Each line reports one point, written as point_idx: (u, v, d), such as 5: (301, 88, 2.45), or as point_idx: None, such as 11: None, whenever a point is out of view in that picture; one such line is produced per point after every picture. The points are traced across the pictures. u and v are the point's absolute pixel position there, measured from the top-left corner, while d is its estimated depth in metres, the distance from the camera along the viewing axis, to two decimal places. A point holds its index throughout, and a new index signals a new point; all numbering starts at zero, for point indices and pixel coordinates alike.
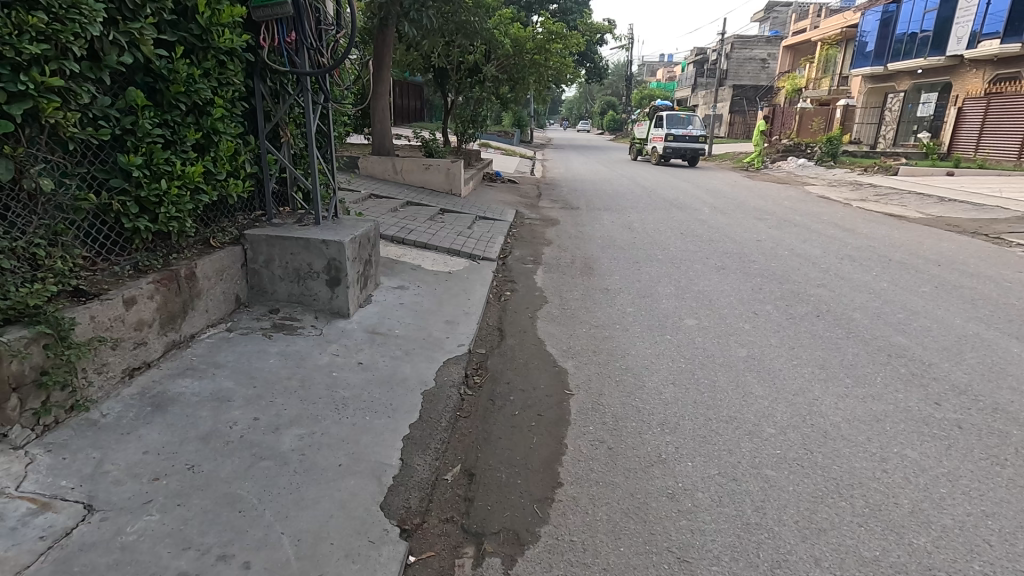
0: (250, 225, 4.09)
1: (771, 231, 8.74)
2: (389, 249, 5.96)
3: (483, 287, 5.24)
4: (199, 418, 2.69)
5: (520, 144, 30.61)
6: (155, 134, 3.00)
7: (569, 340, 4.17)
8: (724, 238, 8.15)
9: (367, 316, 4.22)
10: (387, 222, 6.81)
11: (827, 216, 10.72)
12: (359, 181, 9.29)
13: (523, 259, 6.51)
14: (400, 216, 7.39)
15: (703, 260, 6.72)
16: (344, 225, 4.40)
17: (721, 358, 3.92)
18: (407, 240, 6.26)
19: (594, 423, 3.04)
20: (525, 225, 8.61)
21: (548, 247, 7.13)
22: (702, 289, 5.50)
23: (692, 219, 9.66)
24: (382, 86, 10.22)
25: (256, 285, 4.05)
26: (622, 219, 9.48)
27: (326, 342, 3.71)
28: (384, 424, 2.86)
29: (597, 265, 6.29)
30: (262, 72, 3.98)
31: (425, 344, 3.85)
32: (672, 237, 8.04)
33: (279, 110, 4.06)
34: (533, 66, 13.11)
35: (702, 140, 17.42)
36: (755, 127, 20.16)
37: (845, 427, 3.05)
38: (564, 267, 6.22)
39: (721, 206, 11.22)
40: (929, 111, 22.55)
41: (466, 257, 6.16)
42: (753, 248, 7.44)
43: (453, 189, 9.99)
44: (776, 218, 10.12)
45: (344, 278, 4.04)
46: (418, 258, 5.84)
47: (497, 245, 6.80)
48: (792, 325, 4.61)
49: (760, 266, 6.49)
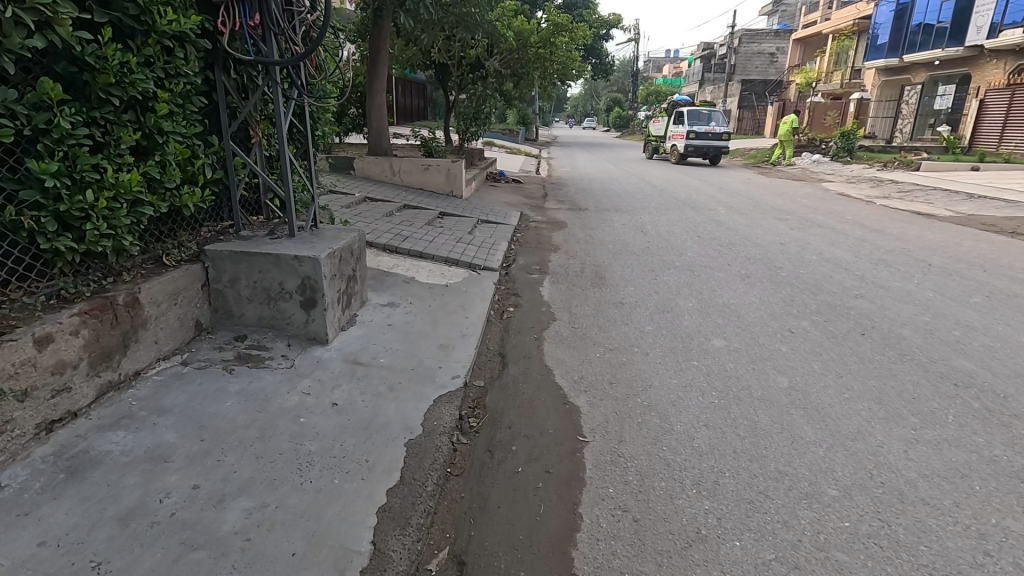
0: (213, 239, 3.56)
1: (794, 233, 8.14)
2: (382, 259, 5.42)
3: (483, 302, 4.69)
4: (122, 489, 2.16)
5: (526, 142, 30.00)
6: (79, 135, 2.48)
7: (581, 368, 3.62)
8: (745, 241, 7.54)
9: (350, 341, 3.69)
10: (381, 228, 6.27)
11: (851, 215, 10.09)
12: (354, 184, 8.74)
13: (528, 268, 5.96)
14: (395, 221, 6.85)
15: (725, 267, 6.13)
16: (323, 236, 3.86)
17: (759, 391, 3.35)
18: (401, 248, 5.72)
19: (615, 483, 2.49)
20: (530, 229, 8.04)
21: (555, 253, 6.57)
22: (728, 303, 4.93)
23: (708, 220, 9.05)
24: (379, 83, 9.63)
25: (221, 307, 3.52)
26: (633, 221, 8.89)
27: (297, 376, 3.17)
28: (355, 490, 2.32)
29: (609, 275, 5.72)
30: (225, 63, 3.45)
31: (414, 377, 3.31)
32: (689, 241, 7.45)
33: (244, 107, 3.51)
34: (537, 61, 12.49)
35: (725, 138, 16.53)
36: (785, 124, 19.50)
37: (923, 487, 2.49)
38: (572, 277, 5.66)
39: (737, 206, 10.59)
40: (948, 103, 21.78)
41: (466, 267, 5.62)
42: (778, 253, 6.85)
43: (454, 191, 9.44)
44: (798, 218, 9.48)
45: (321, 299, 3.51)
46: (413, 270, 5.30)
47: (499, 252, 6.25)
48: (835, 346, 4.03)
49: (788, 274, 5.90)
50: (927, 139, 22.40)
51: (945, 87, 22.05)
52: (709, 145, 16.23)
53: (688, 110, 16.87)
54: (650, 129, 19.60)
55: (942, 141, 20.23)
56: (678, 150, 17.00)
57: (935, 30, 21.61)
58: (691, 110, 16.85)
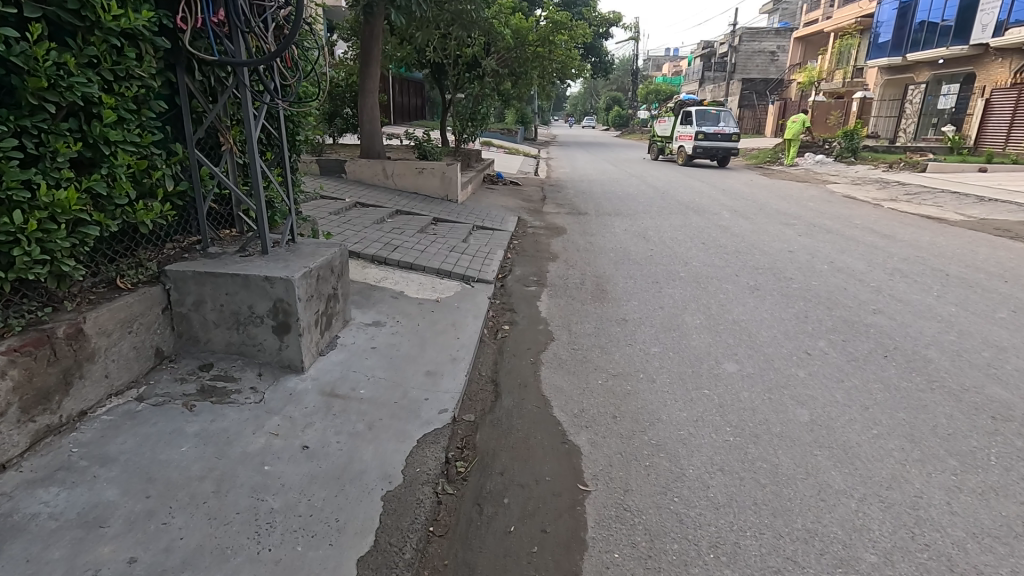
0: (176, 258, 3.24)
1: (802, 240, 7.82)
2: (369, 272, 5.10)
3: (476, 320, 4.36)
4: (44, 565, 1.85)
5: (524, 142, 29.69)
6: (7, 148, 2.16)
7: (582, 399, 3.31)
8: (752, 248, 7.23)
9: (328, 369, 3.36)
10: (369, 237, 5.95)
11: (859, 219, 9.77)
12: (345, 189, 8.41)
13: (525, 280, 5.64)
14: (385, 228, 6.53)
15: (732, 279, 5.81)
16: (299, 252, 3.54)
17: (778, 426, 3.04)
18: (390, 259, 5.39)
19: (621, 547, 2.17)
20: (528, 236, 7.72)
21: (553, 263, 6.25)
22: (738, 320, 4.62)
23: (712, 225, 8.74)
24: (371, 83, 9.30)
25: (186, 333, 3.20)
26: (635, 226, 8.57)
27: (265, 413, 2.85)
28: (320, 560, 2.00)
29: (610, 288, 5.41)
30: (189, 63, 3.13)
31: (396, 413, 2.99)
32: (693, 249, 7.13)
33: (210, 111, 3.19)
34: (536, 59, 12.15)
35: (735, 139, 16.05)
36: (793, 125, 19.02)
37: (973, 550, 2.17)
38: (572, 289, 5.34)
39: (741, 210, 10.27)
40: (952, 103, 21.48)
41: (458, 279, 5.29)
42: (787, 262, 6.54)
43: (449, 195, 9.11)
44: (805, 223, 9.16)
45: (295, 323, 3.18)
46: (402, 283, 4.98)
47: (495, 262, 5.93)
48: (857, 370, 3.72)
49: (800, 286, 5.59)
50: (931, 139, 22.09)
51: (949, 86, 21.75)
52: (717, 146, 15.85)
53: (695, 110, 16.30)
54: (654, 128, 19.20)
55: (947, 141, 19.92)
56: (686, 151, 16.55)
57: (939, 28, 21.30)
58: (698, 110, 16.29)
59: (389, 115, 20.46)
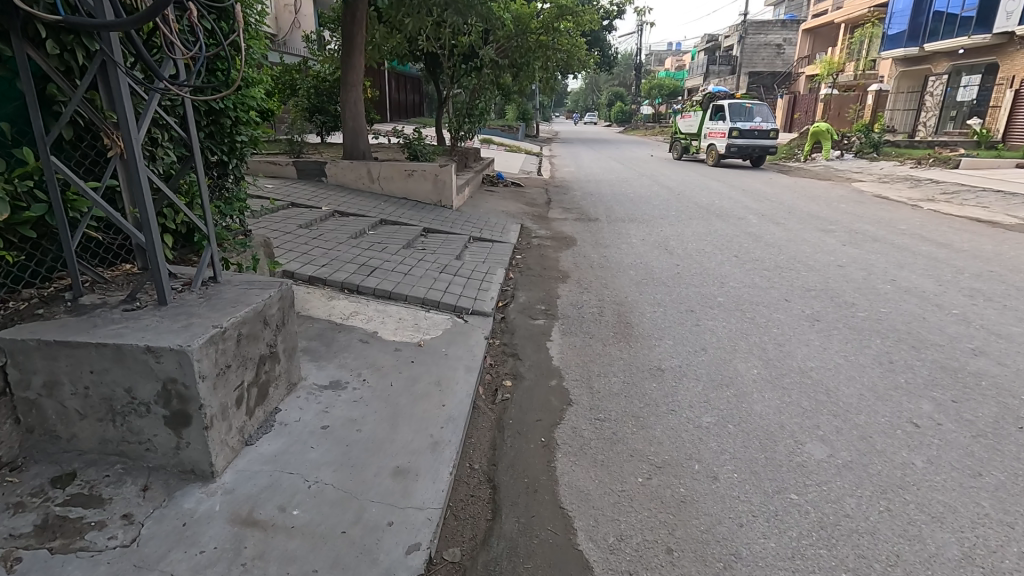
0: (24, 317, 2.23)
1: (849, 251, 6.78)
2: (336, 305, 4.09)
3: (469, 375, 3.34)
4: None
5: (525, 139, 28.62)
6: None
7: (616, 516, 2.28)
8: (795, 263, 6.18)
9: (253, 471, 2.34)
10: (342, 257, 4.94)
11: (903, 224, 8.70)
12: (323, 195, 7.39)
13: (531, 310, 4.60)
14: (364, 244, 5.52)
15: (783, 306, 4.78)
16: (217, 301, 2.51)
17: (919, 569, 2.02)
18: (365, 287, 4.39)
19: None
20: (533, 248, 6.71)
21: (565, 286, 5.22)
22: (807, 370, 3.58)
23: (741, 234, 7.69)
24: (354, 76, 8.26)
25: (38, 426, 2.20)
26: (654, 235, 7.53)
27: (129, 569, 1.82)
28: None
29: (636, 321, 4.37)
30: (32, 29, 2.11)
31: (341, 559, 1.96)
32: (726, 264, 6.09)
33: (70, 99, 2.17)
34: (539, 49, 11.09)
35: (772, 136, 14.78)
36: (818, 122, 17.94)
37: None
38: (590, 323, 4.32)
39: (770, 214, 9.22)
40: (974, 94, 20.40)
41: (448, 313, 4.28)
42: (841, 281, 5.51)
43: (443, 201, 8.07)
44: (845, 229, 8.10)
45: (196, 411, 2.16)
46: (377, 320, 3.98)
47: (495, 287, 4.91)
48: (993, 455, 2.68)
49: (867, 315, 4.57)
50: (955, 133, 20.95)
51: (970, 76, 20.64)
52: (754, 144, 14.59)
53: (727, 104, 14.96)
54: (677, 124, 18.02)
55: (973, 135, 18.80)
56: (716, 150, 15.26)
57: (958, 17, 20.21)
58: (732, 104, 14.90)
59: (386, 112, 19.57)
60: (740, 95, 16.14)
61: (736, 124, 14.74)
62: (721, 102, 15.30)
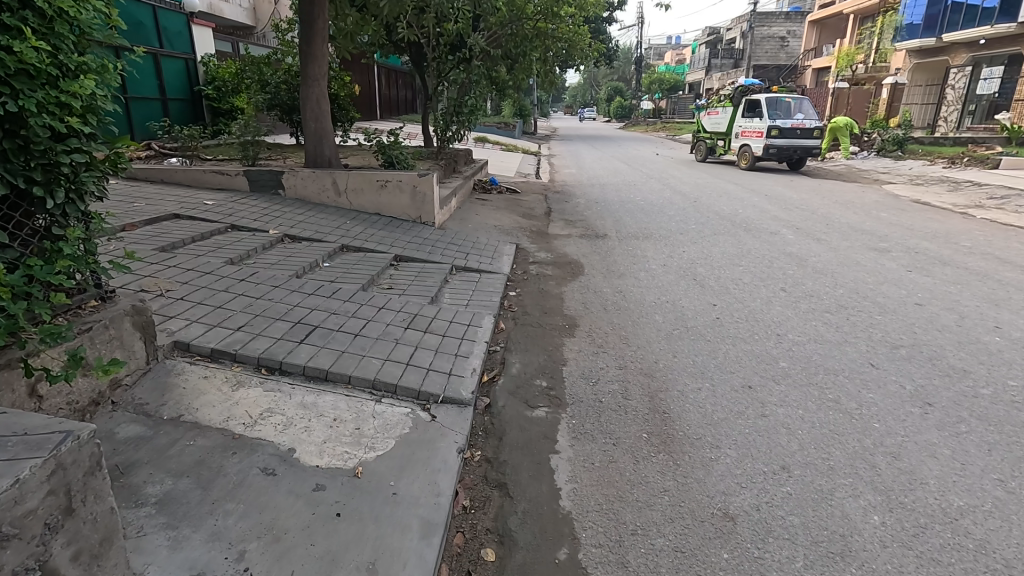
0: None
1: (918, 280, 5.51)
2: (241, 400, 2.79)
3: (425, 547, 2.07)
4: None
5: (522, 136, 27.30)
6: None
7: None
8: (860, 300, 4.91)
9: None
10: (270, 312, 3.64)
11: (965, 239, 7.41)
12: (274, 213, 6.09)
13: (527, 391, 3.29)
14: (307, 285, 4.22)
15: (871, 376, 3.50)
16: None
17: None
18: (290, 365, 3.08)
19: None
20: (530, 279, 5.42)
21: (573, 345, 3.92)
22: (956, 517, 2.30)
23: (781, 256, 6.40)
24: (316, 67, 6.93)
25: None
26: (676, 258, 6.24)
27: None
28: None
29: (675, 413, 3.08)
30: None
31: None
32: (774, 304, 4.81)
33: None
34: (535, 37, 9.84)
35: (815, 134, 13.41)
36: (838, 119, 16.63)
37: None
38: (613, 416, 3.03)
39: (805, 227, 7.95)
40: (994, 87, 19.16)
41: (407, 404, 2.98)
42: (930, 330, 4.24)
43: (422, 216, 6.78)
44: (900, 248, 6.83)
45: None
46: (300, 425, 2.68)
47: (479, 351, 3.61)
48: None
49: (991, 392, 3.29)
50: (978, 128, 19.63)
51: (990, 69, 19.36)
52: (795, 144, 13.18)
53: (764, 98, 13.54)
54: (701, 121, 16.60)
55: (1001, 131, 17.49)
56: (751, 151, 13.89)
57: (980, 6, 18.88)
58: (769, 99, 13.49)
59: (372, 110, 18.19)
60: (775, 90, 14.65)
61: (776, 121, 13.33)
62: (756, 97, 13.89)
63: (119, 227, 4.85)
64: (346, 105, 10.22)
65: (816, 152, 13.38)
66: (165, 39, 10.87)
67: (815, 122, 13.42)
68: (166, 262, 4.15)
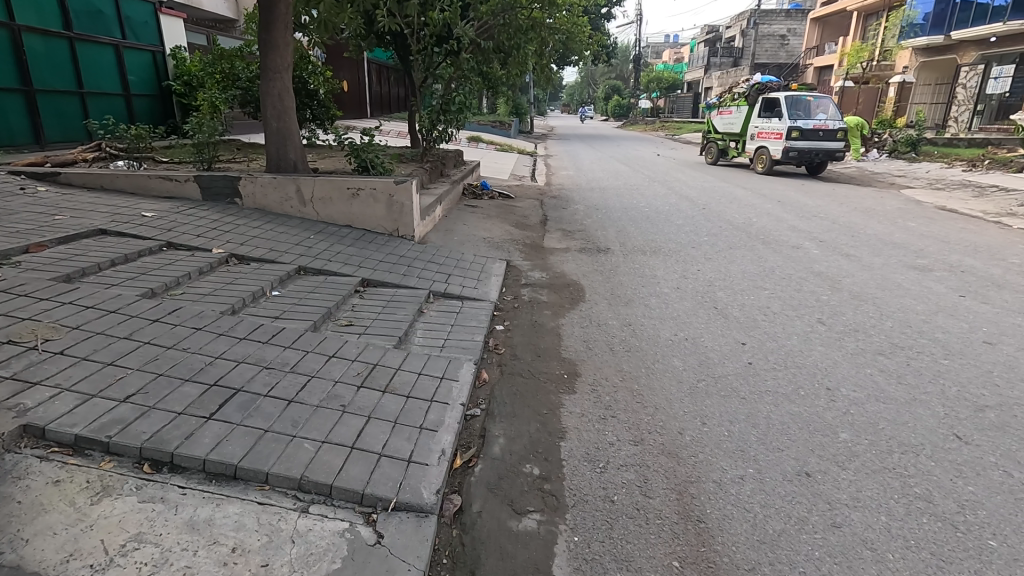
0: None
1: (975, 308, 4.71)
2: (101, 521, 1.94)
3: None
4: None
5: (518, 136, 26.44)
6: None
7: None
8: (916, 338, 4.10)
9: None
10: (179, 369, 2.79)
11: (1010, 254, 6.62)
12: (225, 226, 5.25)
13: (512, 485, 2.45)
14: (241, 325, 3.37)
15: (964, 457, 2.67)
16: None
17: None
18: (186, 458, 2.23)
19: None
20: (523, 308, 4.59)
21: (575, 407, 3.08)
22: None
23: (810, 276, 5.59)
24: (278, 58, 6.07)
25: None
26: (691, 279, 5.41)
27: None
28: None
29: (715, 524, 2.24)
30: None
31: None
32: (816, 343, 3.98)
33: None
34: (531, 28, 8.94)
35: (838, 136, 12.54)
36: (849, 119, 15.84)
37: None
38: (630, 530, 2.20)
39: (830, 240, 7.13)
40: (1005, 87, 18.41)
41: (344, 516, 2.12)
42: (1014, 381, 3.42)
43: (400, 229, 5.93)
44: (942, 266, 6.02)
45: None
46: (178, 566, 1.83)
47: (452, 420, 2.76)
48: None
49: None
50: (990, 128, 18.86)
51: (1001, 67, 18.64)
52: (816, 146, 12.37)
53: (784, 97, 12.75)
54: (712, 121, 15.79)
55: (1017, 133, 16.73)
56: (768, 153, 13.10)
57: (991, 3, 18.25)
58: (788, 98, 12.68)
59: (360, 107, 17.31)
60: (790, 87, 13.80)
61: (796, 121, 12.47)
62: (774, 95, 13.08)
63: (21, 247, 4.00)
64: (326, 102, 9.37)
65: (837, 155, 12.54)
66: (129, 30, 10.00)
67: (835, 122, 12.56)
68: (60, 298, 3.29)
